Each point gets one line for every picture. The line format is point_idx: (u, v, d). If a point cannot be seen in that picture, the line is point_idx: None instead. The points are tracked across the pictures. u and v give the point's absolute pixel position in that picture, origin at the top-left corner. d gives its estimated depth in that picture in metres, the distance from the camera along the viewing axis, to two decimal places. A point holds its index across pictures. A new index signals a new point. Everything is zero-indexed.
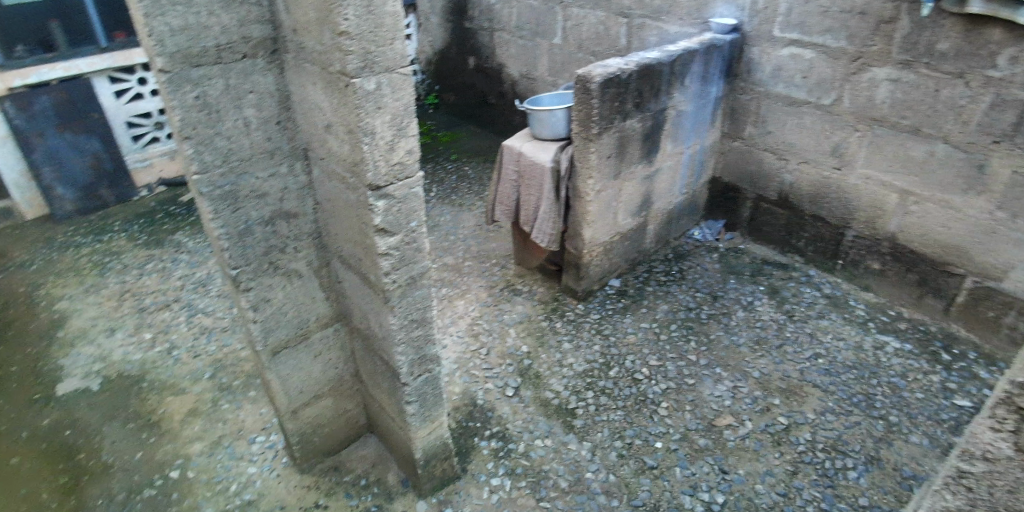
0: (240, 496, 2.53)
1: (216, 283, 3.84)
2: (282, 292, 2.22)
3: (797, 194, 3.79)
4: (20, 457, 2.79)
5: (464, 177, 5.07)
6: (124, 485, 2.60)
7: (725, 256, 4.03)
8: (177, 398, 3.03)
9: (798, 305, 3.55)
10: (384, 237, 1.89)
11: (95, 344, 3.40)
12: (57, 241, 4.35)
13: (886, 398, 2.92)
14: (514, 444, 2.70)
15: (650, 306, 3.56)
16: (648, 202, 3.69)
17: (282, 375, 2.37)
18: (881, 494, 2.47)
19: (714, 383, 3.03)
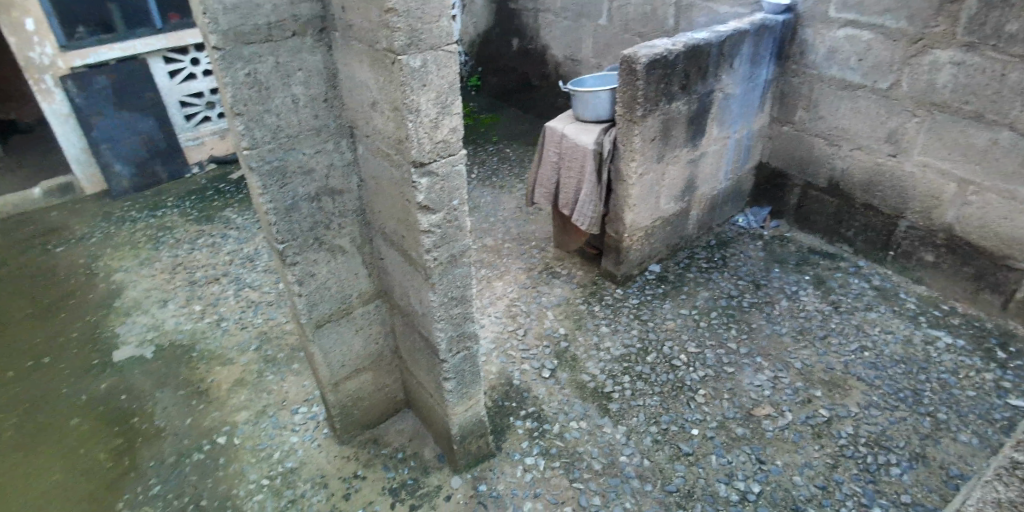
0: (283, 464, 2.62)
1: (263, 259, 3.96)
2: (326, 267, 2.28)
3: (848, 182, 3.66)
4: (80, 418, 2.96)
5: (505, 159, 5.07)
6: (174, 449, 2.74)
7: (770, 244, 3.92)
8: (224, 368, 3.15)
9: (845, 296, 3.44)
10: (427, 214, 1.91)
11: (149, 314, 3.56)
12: (114, 215, 4.56)
13: (935, 395, 2.81)
14: (549, 425, 2.72)
15: (690, 292, 3.51)
16: (691, 187, 3.63)
17: (325, 347, 2.43)
18: (925, 493, 2.40)
19: (754, 372, 2.97)
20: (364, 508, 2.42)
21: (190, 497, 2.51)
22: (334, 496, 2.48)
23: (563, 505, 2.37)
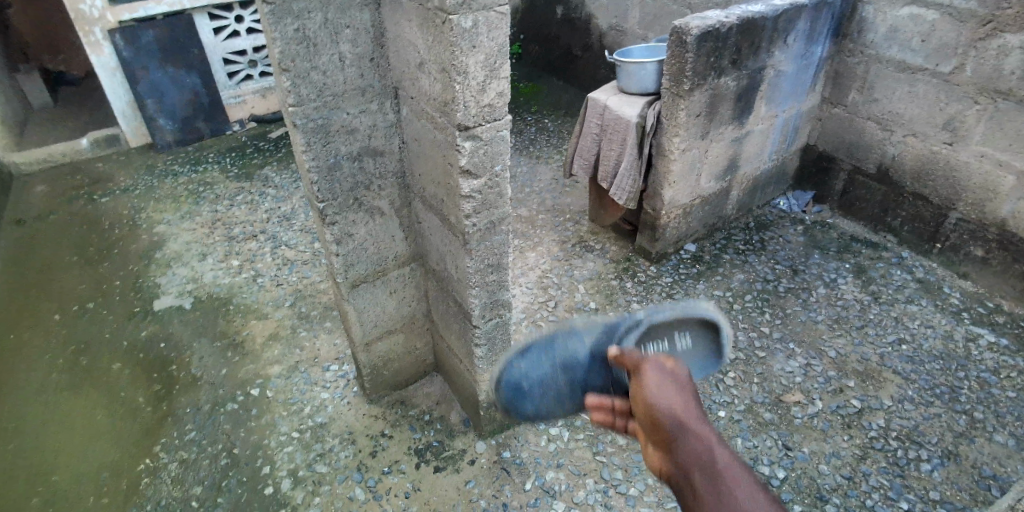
0: (313, 419, 2.70)
1: (299, 219, 4.02)
2: (364, 228, 2.29)
3: (898, 169, 3.53)
4: (121, 363, 3.08)
5: (543, 129, 5.01)
6: (209, 397, 2.83)
7: (810, 229, 3.82)
8: (260, 322, 3.23)
9: (886, 287, 3.34)
10: (468, 179, 1.90)
11: (188, 267, 3.65)
12: (157, 169, 4.66)
13: (972, 393, 2.74)
14: None
15: (724, 274, 3.45)
16: (733, 167, 3.53)
17: (359, 307, 2.46)
18: (955, 490, 2.35)
19: (786, 358, 2.93)
20: (390, 466, 2.48)
21: (224, 444, 2.60)
22: (361, 452, 2.54)
23: (586, 476, 2.43)
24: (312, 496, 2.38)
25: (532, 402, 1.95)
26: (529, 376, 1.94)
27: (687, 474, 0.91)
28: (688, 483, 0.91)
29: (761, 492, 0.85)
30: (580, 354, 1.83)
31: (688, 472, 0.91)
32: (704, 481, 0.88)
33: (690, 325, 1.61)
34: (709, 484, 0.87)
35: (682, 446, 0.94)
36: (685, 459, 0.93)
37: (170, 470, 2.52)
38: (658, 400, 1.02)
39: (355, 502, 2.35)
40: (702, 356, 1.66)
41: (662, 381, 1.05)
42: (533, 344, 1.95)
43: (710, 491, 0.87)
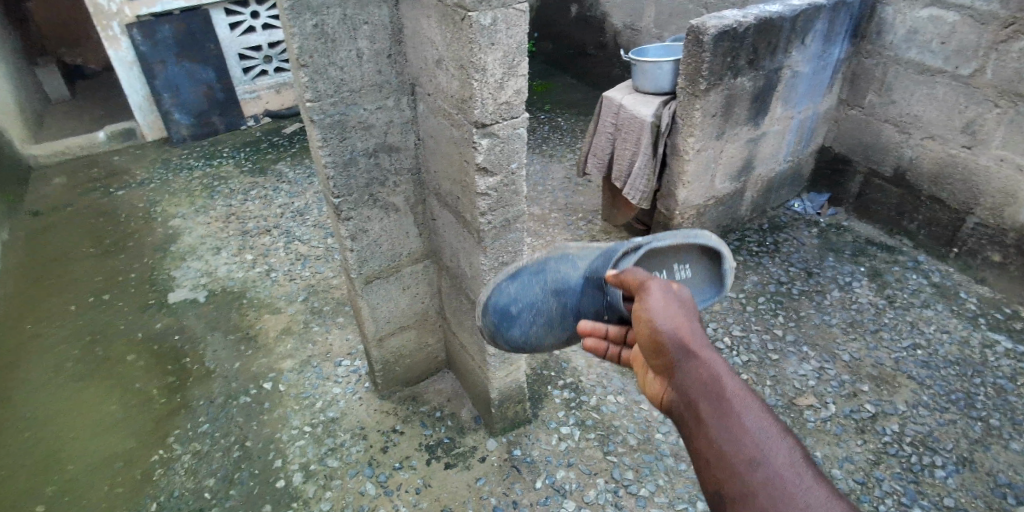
0: (325, 413, 2.71)
1: (313, 214, 4.04)
2: (379, 224, 2.30)
3: (916, 172, 3.49)
4: (135, 354, 3.11)
5: (556, 128, 5.01)
6: (222, 390, 2.85)
7: (825, 232, 3.79)
8: (272, 316, 3.25)
9: (901, 291, 3.31)
10: (484, 177, 1.90)
11: (202, 260, 3.68)
12: (172, 163, 4.70)
13: (988, 400, 2.71)
14: (586, 397, 2.76)
15: (738, 275, 3.43)
16: (748, 167, 3.51)
17: (372, 303, 2.47)
18: (970, 498, 2.33)
19: (799, 361, 2.91)
20: (401, 462, 2.49)
21: (237, 437, 2.62)
22: (372, 448, 2.55)
23: (596, 476, 2.42)
24: (323, 490, 2.39)
25: (520, 327, 1.80)
26: (519, 299, 1.80)
27: (692, 392, 0.94)
28: (694, 403, 0.93)
29: (768, 413, 0.87)
30: (575, 279, 1.74)
31: (694, 391, 0.94)
32: (708, 399, 0.90)
33: (692, 254, 1.66)
34: (712, 399, 0.90)
35: (686, 366, 0.97)
36: (692, 378, 0.95)
37: (183, 462, 2.54)
38: (663, 323, 1.05)
39: (366, 497, 2.36)
40: (700, 288, 1.68)
41: (670, 308, 1.08)
42: (524, 266, 1.81)
43: (716, 409, 0.89)
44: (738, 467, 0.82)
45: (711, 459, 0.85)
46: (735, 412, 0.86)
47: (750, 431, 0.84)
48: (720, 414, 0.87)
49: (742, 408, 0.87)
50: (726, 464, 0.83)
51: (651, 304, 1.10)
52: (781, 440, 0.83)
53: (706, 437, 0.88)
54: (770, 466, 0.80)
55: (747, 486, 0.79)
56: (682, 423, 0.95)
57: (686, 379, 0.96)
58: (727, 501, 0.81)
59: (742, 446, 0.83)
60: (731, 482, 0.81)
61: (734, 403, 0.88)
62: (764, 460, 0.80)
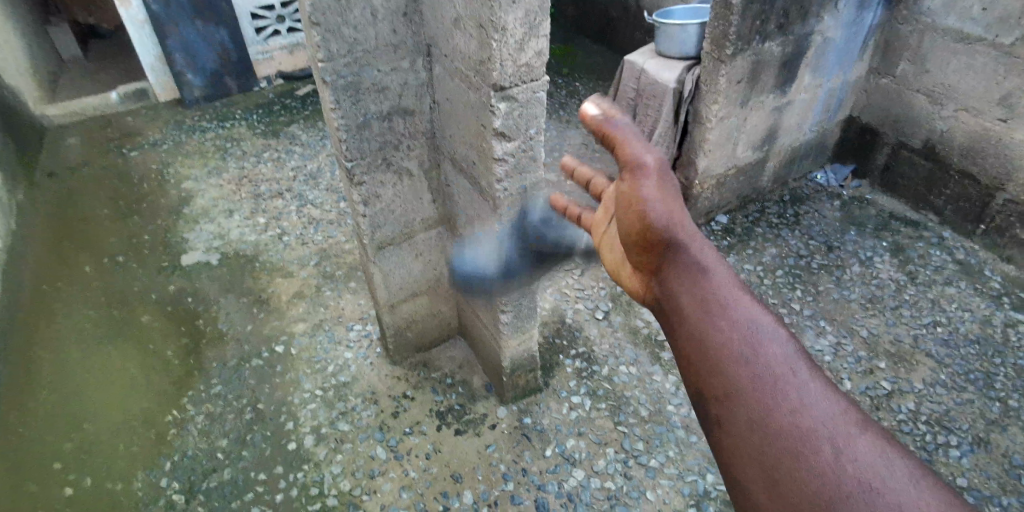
0: (337, 377, 2.73)
1: (326, 177, 4.01)
2: (392, 190, 2.26)
3: (946, 145, 3.37)
4: (151, 316, 3.13)
5: (574, 93, 4.89)
6: (236, 352, 2.87)
7: (848, 204, 3.69)
8: (285, 280, 3.25)
9: (924, 267, 3.23)
10: (501, 141, 1.84)
11: (215, 222, 3.68)
12: (185, 124, 4.67)
13: (1009, 381, 2.65)
14: (598, 367, 2.74)
15: (757, 247, 3.37)
16: (771, 137, 3.41)
17: (384, 269, 2.45)
18: (984, 479, 2.30)
19: (816, 336, 2.87)
20: (411, 427, 2.52)
21: (250, 398, 2.65)
22: (383, 412, 2.58)
23: (606, 445, 2.43)
24: (334, 453, 2.43)
25: None
26: None
27: (687, 292, 1.01)
28: (688, 303, 1.00)
29: (764, 314, 0.95)
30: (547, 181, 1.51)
31: (690, 293, 1.01)
32: (704, 303, 0.98)
33: None
34: (704, 303, 0.98)
35: (683, 266, 1.05)
36: (689, 281, 1.02)
37: (197, 423, 2.58)
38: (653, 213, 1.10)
39: (376, 460, 2.40)
40: None
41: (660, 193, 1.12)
42: None
43: (715, 313, 0.96)
44: (736, 368, 0.90)
45: (703, 358, 0.93)
46: (733, 315, 0.95)
47: (746, 333, 0.92)
48: (718, 316, 0.95)
49: (739, 312, 0.95)
50: (721, 366, 0.91)
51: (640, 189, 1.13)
52: (778, 340, 0.91)
53: (696, 338, 0.96)
54: (767, 368, 0.88)
55: (743, 389, 0.88)
56: (670, 324, 1.03)
57: (683, 280, 1.03)
58: (715, 399, 0.90)
59: (742, 350, 0.91)
60: (722, 384, 0.90)
61: (733, 306, 0.96)
62: (758, 365, 0.89)
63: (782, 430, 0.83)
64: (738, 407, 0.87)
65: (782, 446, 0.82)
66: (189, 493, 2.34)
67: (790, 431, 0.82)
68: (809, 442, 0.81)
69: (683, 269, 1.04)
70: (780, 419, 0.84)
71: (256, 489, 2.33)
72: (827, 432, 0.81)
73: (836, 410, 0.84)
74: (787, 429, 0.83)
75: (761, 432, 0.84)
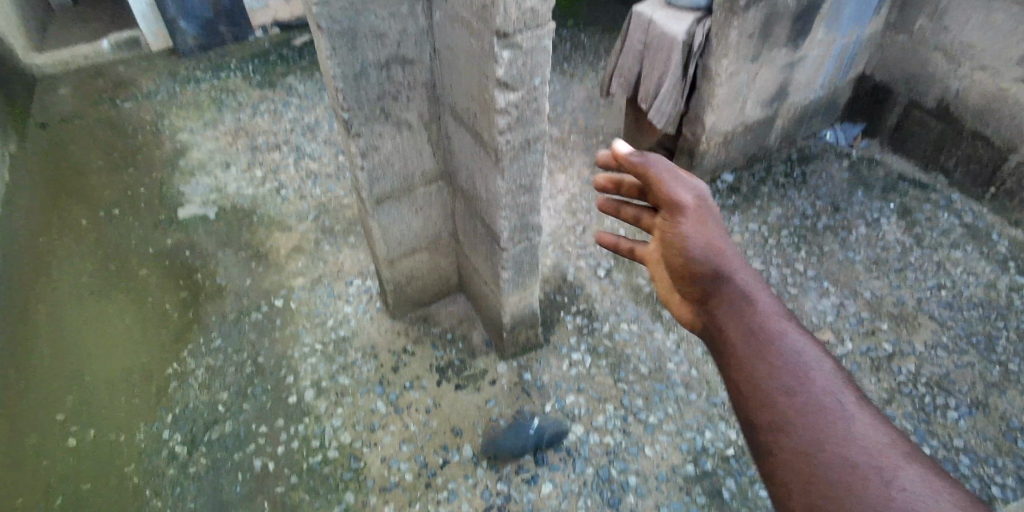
0: (336, 332, 2.72)
1: (324, 130, 3.92)
2: (391, 142, 2.19)
3: (961, 106, 3.28)
4: (148, 269, 3.11)
5: (579, 46, 4.75)
6: (235, 306, 2.86)
7: (856, 165, 3.63)
8: (283, 234, 3.21)
9: (931, 230, 3.19)
10: (504, 93, 1.77)
11: (212, 175, 3.62)
12: (180, 74, 4.55)
13: (1010, 344, 2.64)
14: (599, 324, 2.73)
15: (762, 207, 3.32)
16: (781, 94, 3.33)
17: (383, 224, 2.40)
18: (980, 440, 2.32)
19: (819, 296, 2.85)
20: (411, 382, 2.52)
21: (249, 352, 2.64)
22: (383, 367, 2.57)
23: (606, 402, 2.44)
24: (334, 407, 2.44)
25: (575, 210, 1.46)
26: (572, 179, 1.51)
27: (738, 336, 1.01)
28: (738, 347, 1.00)
29: (813, 348, 0.96)
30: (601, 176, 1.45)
31: (741, 338, 1.00)
32: (760, 355, 0.96)
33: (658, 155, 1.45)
34: (757, 341, 0.98)
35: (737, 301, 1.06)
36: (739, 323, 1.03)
37: (197, 376, 2.58)
38: (696, 247, 1.16)
39: (377, 414, 2.41)
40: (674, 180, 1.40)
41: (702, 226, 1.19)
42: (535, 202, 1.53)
43: (768, 349, 0.96)
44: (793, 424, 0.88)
45: (756, 391, 0.93)
46: (789, 366, 0.94)
47: (805, 387, 0.90)
48: (774, 366, 0.94)
49: (796, 362, 0.94)
50: (775, 402, 0.90)
51: (681, 224, 1.21)
52: (826, 374, 0.92)
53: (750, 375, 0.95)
54: (818, 400, 0.88)
55: (794, 434, 0.86)
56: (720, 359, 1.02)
57: (729, 314, 1.05)
58: (771, 438, 0.88)
59: (793, 385, 0.91)
60: (774, 420, 0.89)
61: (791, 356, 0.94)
62: (816, 401, 0.89)
63: (845, 492, 0.79)
64: (789, 447, 0.86)
65: (841, 507, 0.78)
66: (191, 444, 2.35)
67: (848, 469, 0.81)
68: (866, 493, 0.79)
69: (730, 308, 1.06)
70: (842, 479, 0.80)
71: (257, 441, 2.34)
72: (899, 502, 0.76)
73: (884, 442, 0.83)
74: (849, 489, 0.79)
75: (819, 492, 0.81)
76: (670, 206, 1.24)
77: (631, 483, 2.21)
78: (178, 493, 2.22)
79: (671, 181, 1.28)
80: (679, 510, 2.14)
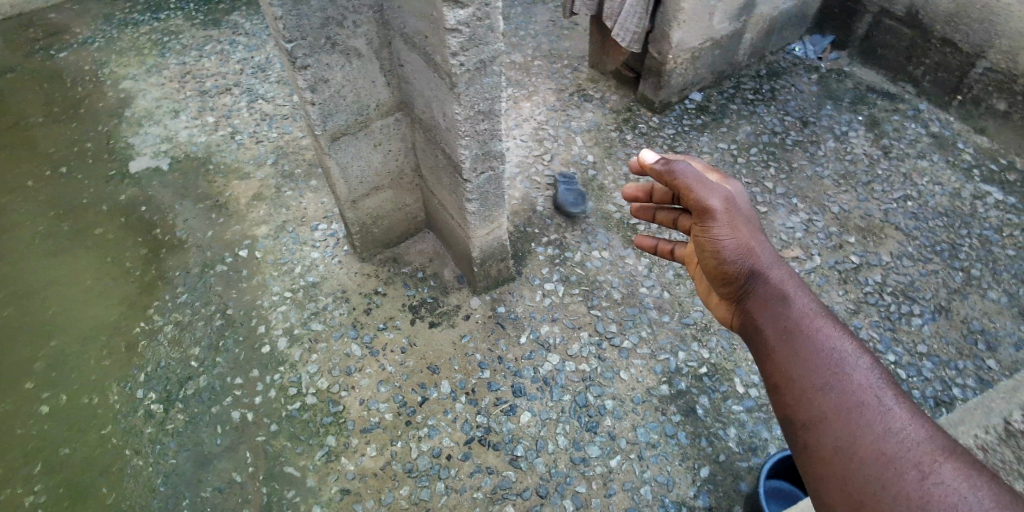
0: (305, 278, 2.66)
1: (275, 70, 3.73)
2: (341, 73, 2.07)
3: (931, 11, 3.21)
4: (104, 227, 2.98)
5: None
6: (198, 259, 2.77)
7: (826, 78, 3.57)
8: (242, 182, 3.09)
9: (898, 141, 3.18)
10: (453, 9, 1.65)
11: (161, 125, 3.43)
12: (115, 18, 4.24)
13: (972, 251, 2.69)
14: (571, 253, 2.72)
15: (731, 126, 3.27)
16: (750, 6, 3.24)
17: (342, 163, 2.31)
18: (942, 345, 2.39)
19: (788, 214, 2.85)
20: (385, 323, 2.50)
21: (218, 305, 2.58)
22: (356, 310, 2.54)
23: (580, 330, 2.46)
24: (309, 353, 2.41)
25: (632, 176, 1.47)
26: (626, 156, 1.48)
27: (773, 323, 1.14)
28: (770, 332, 1.14)
29: (847, 339, 1.06)
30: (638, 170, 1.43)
31: (770, 319, 1.15)
32: (785, 329, 1.12)
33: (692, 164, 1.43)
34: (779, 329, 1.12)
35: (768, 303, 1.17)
36: (772, 308, 1.15)
37: (166, 333, 2.52)
38: (731, 250, 1.24)
39: (352, 358, 2.40)
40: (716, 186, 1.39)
41: (737, 232, 1.25)
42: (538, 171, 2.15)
43: (793, 338, 1.09)
44: (819, 396, 1.01)
45: (782, 381, 1.07)
46: (817, 344, 1.06)
47: (826, 355, 1.04)
48: (801, 343, 1.07)
49: (822, 341, 1.06)
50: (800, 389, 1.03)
51: (715, 230, 1.26)
52: (860, 362, 1.02)
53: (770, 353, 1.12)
54: (852, 394, 0.98)
55: (832, 431, 0.97)
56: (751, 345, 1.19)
57: (761, 309, 1.17)
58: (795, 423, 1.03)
59: (825, 381, 1.02)
60: (801, 409, 1.02)
61: (813, 332, 1.08)
62: (840, 382, 1.00)
63: (866, 452, 0.92)
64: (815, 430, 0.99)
65: (865, 469, 0.91)
66: (167, 402, 2.32)
67: (876, 462, 0.91)
68: (893, 467, 0.89)
69: (763, 296, 1.18)
70: (864, 444, 0.93)
71: (234, 394, 2.32)
72: (911, 457, 0.89)
73: (925, 438, 0.91)
74: (871, 455, 0.92)
75: (846, 456, 0.94)
76: (703, 214, 1.28)
77: (608, 407, 2.24)
78: (159, 451, 2.20)
79: (700, 187, 1.30)
80: (655, 429, 2.19)
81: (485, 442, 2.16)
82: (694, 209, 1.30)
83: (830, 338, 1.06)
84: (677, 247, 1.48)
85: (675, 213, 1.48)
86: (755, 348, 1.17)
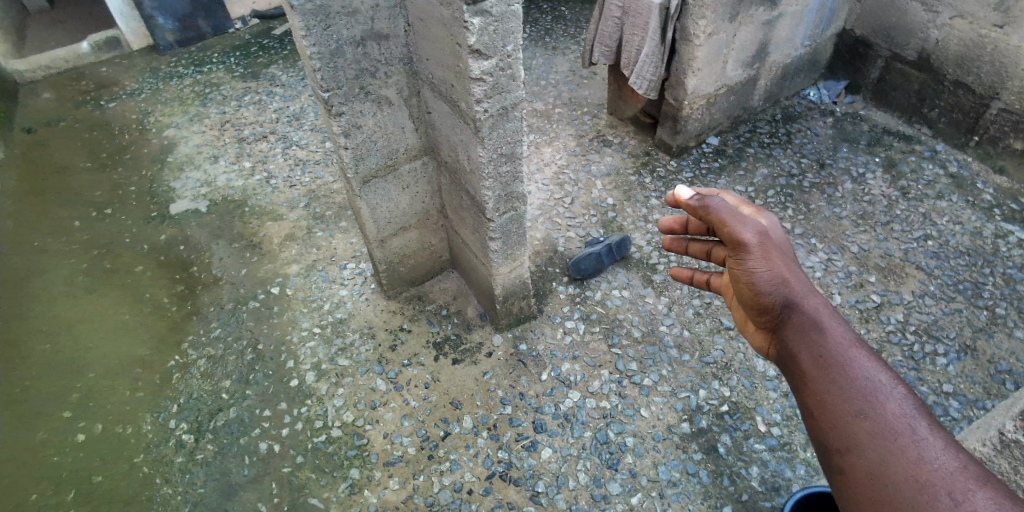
0: (333, 314, 2.76)
1: (309, 118, 3.95)
2: (373, 119, 2.21)
3: (941, 55, 3.30)
4: (143, 265, 3.14)
5: (559, 19, 4.75)
6: (232, 295, 2.89)
7: (841, 121, 3.65)
8: (276, 223, 3.24)
9: (916, 182, 3.21)
10: (478, 60, 1.78)
11: (201, 170, 3.64)
12: (161, 71, 4.56)
13: (996, 289, 2.68)
14: (591, 292, 2.78)
15: (748, 168, 3.35)
16: (762, 53, 3.37)
17: (372, 204, 2.44)
18: (969, 384, 2.36)
19: (807, 253, 2.88)
20: (410, 359, 2.56)
21: (249, 340, 2.68)
22: (381, 346, 2.62)
23: (601, 368, 2.49)
24: (336, 387, 2.48)
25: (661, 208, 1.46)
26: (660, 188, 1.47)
27: (806, 350, 1.16)
28: (808, 363, 1.15)
29: (881, 370, 1.09)
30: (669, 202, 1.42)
31: (806, 349, 1.16)
32: (821, 359, 1.13)
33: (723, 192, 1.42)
34: (816, 360, 1.14)
35: (805, 336, 1.17)
36: (806, 337, 1.17)
37: (199, 366, 2.62)
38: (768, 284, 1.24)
39: (377, 392, 2.46)
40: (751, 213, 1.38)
41: (772, 263, 1.25)
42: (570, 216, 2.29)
43: (829, 370, 1.11)
44: (855, 422, 1.04)
45: (822, 411, 1.09)
46: (851, 372, 1.09)
47: (862, 384, 1.07)
48: (839, 373, 1.10)
49: (856, 369, 1.09)
50: (838, 418, 1.06)
51: (750, 264, 1.27)
52: (895, 393, 1.05)
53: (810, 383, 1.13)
54: (887, 422, 1.02)
55: (868, 460, 1.01)
56: (788, 372, 1.20)
57: (798, 340, 1.18)
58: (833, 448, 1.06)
59: (862, 410, 1.05)
60: (838, 437, 1.05)
61: (850, 364, 1.10)
62: (878, 413, 1.03)
63: (901, 477, 0.97)
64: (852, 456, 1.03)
65: (899, 492, 0.96)
66: (197, 433, 2.39)
67: (910, 489, 0.95)
68: (927, 493, 0.94)
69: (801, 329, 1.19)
70: (900, 470, 0.97)
71: (262, 425, 2.39)
72: (945, 484, 0.94)
73: (956, 466, 0.96)
74: (904, 480, 0.96)
75: (880, 480, 0.98)
76: (738, 249, 1.29)
77: (629, 444, 2.26)
78: (187, 480, 2.26)
79: (734, 221, 1.30)
80: (677, 467, 2.19)
81: (506, 478, 2.18)
82: (728, 242, 1.30)
83: (866, 370, 1.09)
84: (714, 276, 1.48)
85: (709, 244, 1.46)
86: (792, 377, 1.18)
